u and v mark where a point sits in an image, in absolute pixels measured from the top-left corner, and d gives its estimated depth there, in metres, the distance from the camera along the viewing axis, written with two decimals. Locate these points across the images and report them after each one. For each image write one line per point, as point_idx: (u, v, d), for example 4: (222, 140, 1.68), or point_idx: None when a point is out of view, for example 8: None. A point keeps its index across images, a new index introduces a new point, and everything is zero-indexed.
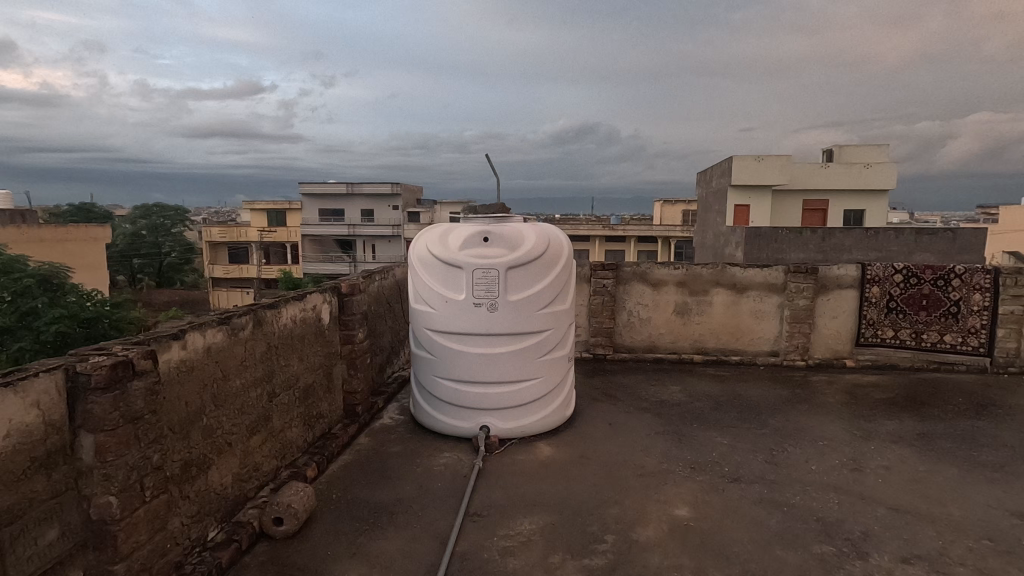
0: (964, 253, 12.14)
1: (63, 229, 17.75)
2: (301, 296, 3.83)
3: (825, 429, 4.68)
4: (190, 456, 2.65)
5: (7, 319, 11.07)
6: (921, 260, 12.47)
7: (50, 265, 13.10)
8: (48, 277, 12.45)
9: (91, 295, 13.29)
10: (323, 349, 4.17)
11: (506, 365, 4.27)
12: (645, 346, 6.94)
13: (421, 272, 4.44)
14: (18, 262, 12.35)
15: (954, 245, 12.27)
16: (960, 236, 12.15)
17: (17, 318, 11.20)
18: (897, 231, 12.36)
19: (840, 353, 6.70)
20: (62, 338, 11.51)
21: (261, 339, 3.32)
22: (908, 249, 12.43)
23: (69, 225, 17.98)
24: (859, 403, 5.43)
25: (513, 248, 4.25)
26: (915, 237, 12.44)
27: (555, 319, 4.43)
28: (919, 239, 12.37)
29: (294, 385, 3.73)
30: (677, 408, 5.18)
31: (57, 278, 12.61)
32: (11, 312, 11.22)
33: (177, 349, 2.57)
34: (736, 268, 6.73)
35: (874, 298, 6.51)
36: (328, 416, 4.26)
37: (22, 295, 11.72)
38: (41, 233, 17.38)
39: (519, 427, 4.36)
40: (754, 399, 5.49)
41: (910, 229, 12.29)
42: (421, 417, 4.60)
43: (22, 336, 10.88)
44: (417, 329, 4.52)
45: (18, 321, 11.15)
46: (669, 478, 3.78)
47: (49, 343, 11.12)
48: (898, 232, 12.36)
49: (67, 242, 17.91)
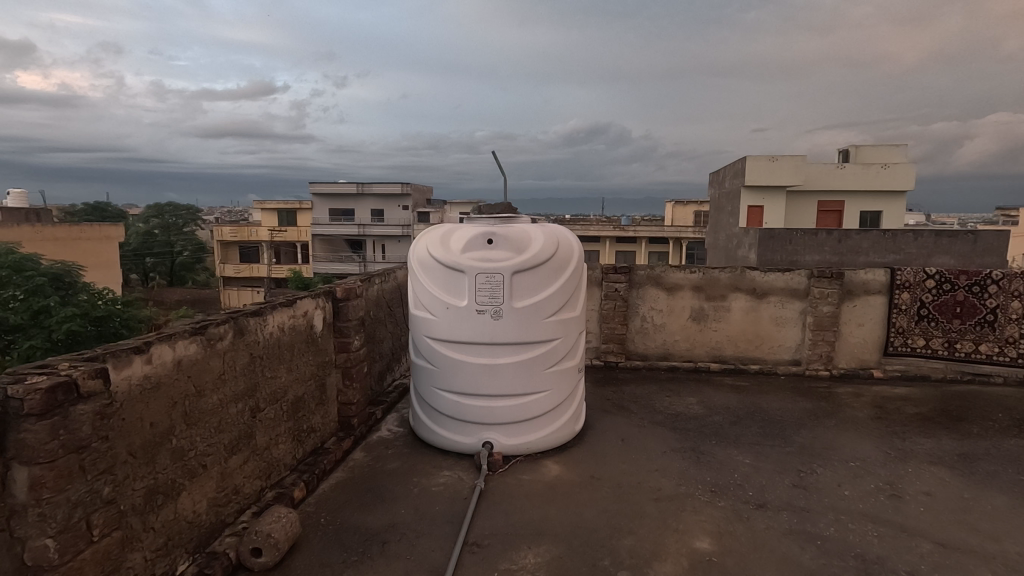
0: (986, 257, 11.66)
1: (77, 228, 17.72)
2: (290, 303, 3.55)
3: (856, 447, 4.32)
4: (156, 483, 2.38)
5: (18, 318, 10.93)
6: (942, 264, 11.98)
7: (62, 264, 13.02)
8: (59, 276, 12.45)
9: (103, 295, 13.23)
10: (315, 358, 3.90)
11: (512, 377, 3.96)
12: (659, 354, 6.60)
13: (421, 276, 4.14)
14: (31, 261, 12.36)
15: (975, 248, 11.75)
16: (981, 239, 11.57)
17: (28, 317, 11.04)
18: (916, 233, 11.90)
19: (866, 362, 6.33)
20: (72, 337, 11.34)
21: (243, 350, 3.04)
22: (927, 252, 11.95)
23: (83, 224, 17.96)
24: (889, 418, 5.06)
25: (519, 251, 3.95)
26: (935, 240, 11.96)
27: (564, 326, 4.12)
28: (939, 241, 11.87)
29: (281, 399, 3.46)
30: (694, 422, 4.85)
31: (69, 277, 12.62)
32: (22, 310, 11.08)
33: (141, 364, 2.30)
34: (757, 272, 6.37)
35: (904, 305, 6.14)
36: (321, 431, 3.99)
37: (34, 294, 11.66)
38: (55, 232, 17.30)
39: (525, 443, 4.06)
40: (776, 412, 5.14)
41: (928, 232, 11.82)
42: (420, 430, 4.31)
43: (33, 335, 10.73)
44: (416, 338, 4.23)
45: (29, 319, 10.99)
46: (688, 504, 3.46)
47: (59, 342, 10.98)
48: (917, 233, 11.87)
49: (82, 241, 17.91)
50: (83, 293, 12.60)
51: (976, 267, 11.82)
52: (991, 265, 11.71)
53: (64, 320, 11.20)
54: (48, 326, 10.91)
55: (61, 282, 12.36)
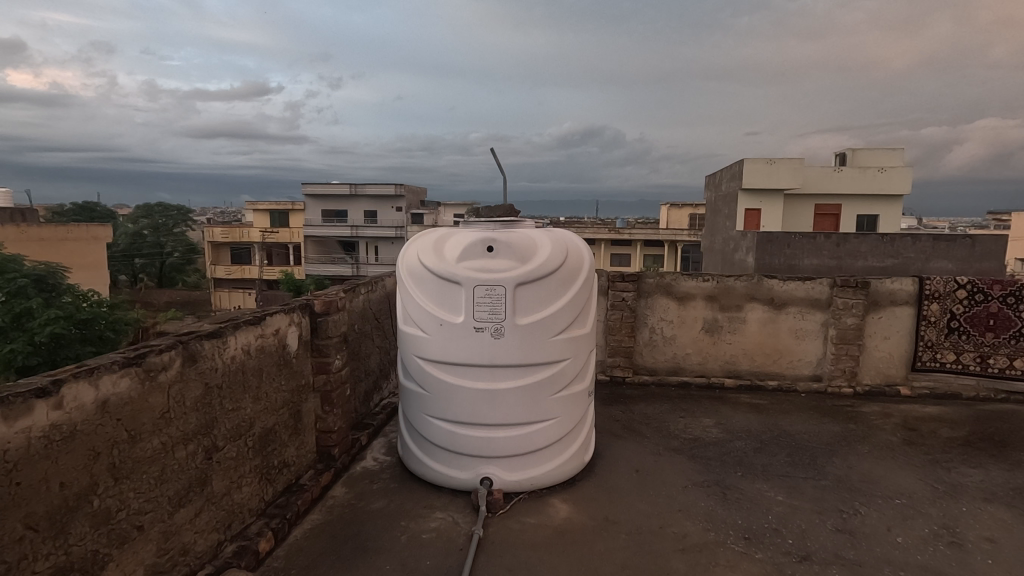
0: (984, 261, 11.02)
1: (64, 228, 17.05)
2: (258, 320, 3.04)
3: (898, 480, 3.87)
4: (69, 559, 1.89)
5: (2, 320, 10.35)
6: (937, 268, 11.56)
7: (48, 264, 12.51)
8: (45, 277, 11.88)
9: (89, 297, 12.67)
10: (288, 382, 3.39)
11: (514, 405, 3.47)
12: (669, 368, 6.13)
13: (411, 288, 3.64)
14: (13, 262, 11.81)
15: (972, 252, 11.13)
16: (980, 242, 11.19)
17: (12, 320, 10.46)
18: (914, 236, 11.47)
19: (892, 378, 5.88)
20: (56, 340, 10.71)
21: (195, 380, 2.54)
22: (925, 255, 11.54)
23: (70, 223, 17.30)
24: (926, 442, 4.60)
25: (523, 260, 3.47)
26: (932, 243, 11.49)
27: (573, 345, 3.64)
28: (936, 245, 11.45)
29: (246, 433, 2.94)
30: (715, 449, 4.38)
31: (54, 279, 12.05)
32: (5, 313, 10.49)
33: (46, 410, 1.80)
34: (775, 280, 5.91)
35: (933, 317, 5.69)
36: (296, 464, 3.48)
37: (17, 296, 11.08)
38: (40, 232, 16.66)
39: (529, 479, 3.57)
40: (803, 437, 4.67)
41: (926, 235, 11.39)
42: (410, 461, 3.81)
43: (15, 339, 10.04)
44: (406, 357, 3.74)
45: (12, 322, 10.42)
46: (720, 556, 3.00)
47: (42, 346, 10.31)
48: (915, 237, 11.46)
49: (69, 242, 17.25)
50: (69, 294, 11.99)
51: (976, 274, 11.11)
52: (995, 269, 11.29)
53: (47, 322, 10.52)
54: (31, 330, 10.28)
55: (44, 283, 11.70)
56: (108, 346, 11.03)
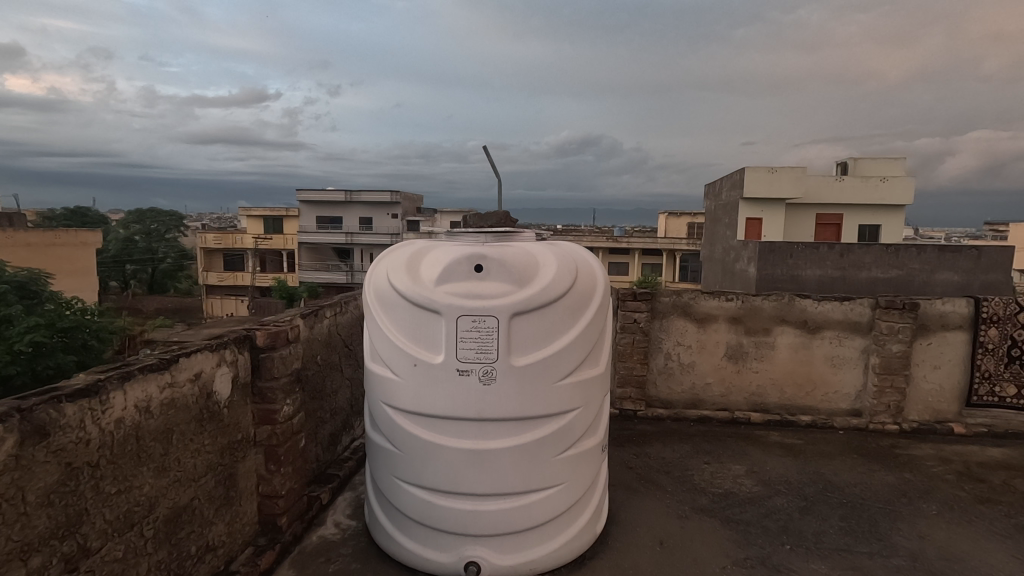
0: (992, 272, 10.51)
1: (53, 233, 16.17)
2: (166, 364, 2.26)
3: (986, 558, 3.11)
4: None
5: None
6: (944, 282, 10.80)
7: (31, 269, 11.65)
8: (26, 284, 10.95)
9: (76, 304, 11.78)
10: (215, 440, 2.60)
11: (508, 471, 2.70)
12: (687, 401, 5.36)
13: (380, 316, 2.87)
14: None
15: (979, 263, 10.64)
16: (986, 254, 10.54)
17: None
18: (920, 247, 10.73)
19: (943, 414, 5.12)
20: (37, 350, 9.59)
21: (47, 463, 1.76)
22: (930, 266, 10.82)
23: (59, 229, 16.38)
24: (1002, 500, 3.82)
25: (521, 282, 2.70)
26: (938, 254, 10.79)
27: (584, 391, 2.87)
28: (942, 255, 10.78)
29: (143, 520, 2.16)
30: (752, 509, 3.60)
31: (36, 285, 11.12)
32: None
33: None
34: (808, 300, 5.16)
35: (991, 344, 4.96)
36: (226, 545, 2.68)
37: None
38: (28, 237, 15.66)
39: (526, 562, 2.79)
40: (855, 491, 3.89)
41: (932, 245, 10.62)
42: (377, 534, 3.04)
43: None
44: (373, 403, 2.95)
45: None
46: None
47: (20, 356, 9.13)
48: (921, 248, 10.67)
49: (57, 247, 16.31)
50: (53, 301, 11.03)
51: (981, 287, 10.67)
52: (1002, 282, 10.62)
53: (27, 330, 9.40)
54: (9, 337, 9.17)
55: (27, 289, 10.81)
56: (94, 359, 10.07)
